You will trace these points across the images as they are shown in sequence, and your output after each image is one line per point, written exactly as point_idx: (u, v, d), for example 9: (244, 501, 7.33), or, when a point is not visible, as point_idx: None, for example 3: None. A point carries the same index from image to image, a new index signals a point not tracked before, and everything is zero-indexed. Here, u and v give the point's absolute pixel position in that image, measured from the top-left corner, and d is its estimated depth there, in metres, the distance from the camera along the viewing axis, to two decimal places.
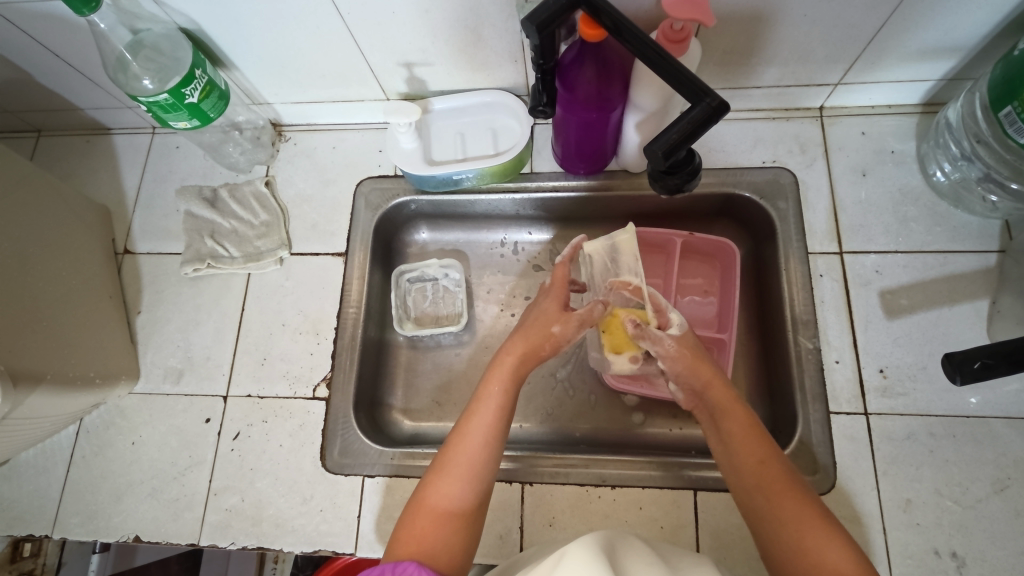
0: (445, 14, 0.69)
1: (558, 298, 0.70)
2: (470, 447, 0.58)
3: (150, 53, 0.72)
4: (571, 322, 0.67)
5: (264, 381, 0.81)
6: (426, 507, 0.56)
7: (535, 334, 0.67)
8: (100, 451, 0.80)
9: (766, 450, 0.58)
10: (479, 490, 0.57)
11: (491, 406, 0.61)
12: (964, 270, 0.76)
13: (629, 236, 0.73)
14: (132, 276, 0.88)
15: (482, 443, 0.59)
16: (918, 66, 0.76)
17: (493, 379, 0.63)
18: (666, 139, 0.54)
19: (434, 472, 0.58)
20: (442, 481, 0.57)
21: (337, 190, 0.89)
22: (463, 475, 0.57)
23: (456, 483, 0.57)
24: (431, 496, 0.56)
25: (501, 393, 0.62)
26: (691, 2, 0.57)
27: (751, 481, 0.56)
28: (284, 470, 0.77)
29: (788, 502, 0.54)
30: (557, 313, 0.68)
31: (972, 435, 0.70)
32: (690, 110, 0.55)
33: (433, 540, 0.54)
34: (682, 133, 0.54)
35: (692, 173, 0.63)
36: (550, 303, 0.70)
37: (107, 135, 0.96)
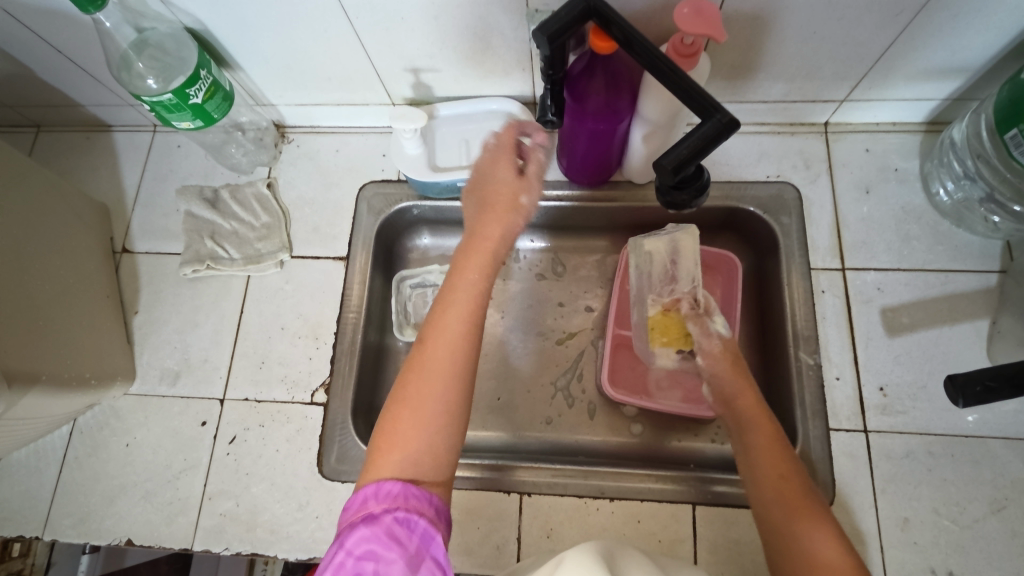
0: (454, 21, 0.69)
1: (508, 167, 0.69)
2: (448, 338, 0.55)
3: (154, 52, 0.72)
4: (529, 185, 0.68)
5: (262, 386, 0.80)
6: (405, 409, 0.53)
7: (499, 208, 0.66)
8: (93, 452, 0.79)
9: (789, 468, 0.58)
10: (459, 387, 0.54)
11: (466, 295, 0.58)
12: (965, 289, 0.76)
13: (692, 240, 0.77)
14: (130, 275, 0.87)
15: (458, 337, 0.56)
16: (925, 85, 0.76)
17: (467, 267, 0.61)
18: (677, 152, 0.53)
19: (410, 371, 0.55)
20: (418, 382, 0.54)
21: (339, 194, 0.89)
22: (444, 377, 0.54)
23: (434, 384, 0.53)
24: (409, 396, 0.53)
25: (478, 284, 0.59)
26: (702, 17, 0.56)
27: (772, 495, 0.56)
28: (280, 476, 0.76)
29: (792, 500, 0.55)
30: (516, 181, 0.68)
31: (971, 455, 0.70)
32: (702, 126, 0.54)
33: (411, 457, 0.51)
34: (693, 148, 0.53)
35: (700, 189, 0.60)
36: (503, 171, 0.69)
37: (108, 132, 0.95)
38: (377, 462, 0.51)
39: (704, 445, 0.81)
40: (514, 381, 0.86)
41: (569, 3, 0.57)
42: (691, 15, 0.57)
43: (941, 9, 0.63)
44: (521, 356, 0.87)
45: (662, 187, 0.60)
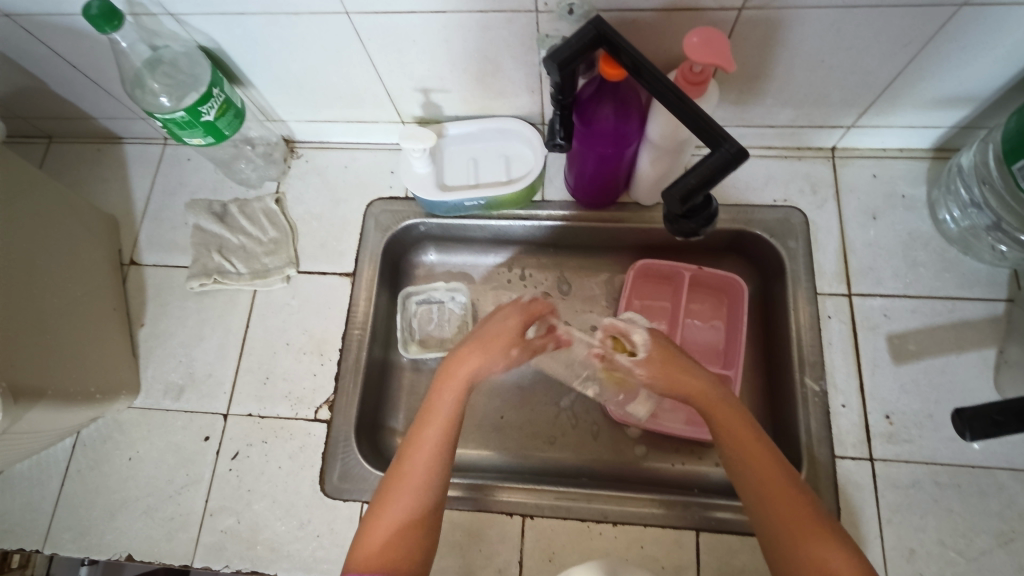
0: (464, 44, 0.69)
1: (521, 317, 0.67)
2: (425, 449, 0.58)
3: (168, 69, 0.72)
4: (526, 347, 0.67)
5: (265, 401, 0.80)
6: (383, 520, 0.55)
7: (490, 349, 0.64)
8: (95, 466, 0.79)
9: (774, 467, 0.56)
10: (432, 496, 0.56)
11: (444, 414, 0.60)
12: (972, 317, 0.76)
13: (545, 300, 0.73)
14: (137, 287, 0.88)
15: (435, 447, 0.58)
16: (932, 113, 0.76)
17: (444, 389, 0.61)
18: (685, 183, 0.54)
19: (390, 480, 0.57)
20: (394, 493, 0.56)
21: (347, 210, 0.89)
22: (423, 489, 0.56)
23: (408, 493, 0.56)
24: (386, 507, 0.56)
25: (456, 404, 0.60)
26: (710, 46, 0.57)
27: (769, 500, 0.54)
28: (282, 493, 0.76)
29: (803, 528, 0.52)
30: (516, 335, 0.66)
31: (978, 486, 0.69)
32: (709, 155, 0.54)
33: (395, 537, 0.54)
34: (701, 177, 0.53)
35: (708, 218, 0.61)
36: (511, 322, 0.67)
37: (119, 144, 0.96)
38: (357, 562, 0.53)
39: (709, 470, 0.80)
40: (517, 401, 0.85)
41: (579, 31, 0.57)
42: (699, 44, 0.57)
43: (950, 41, 0.64)
44: (525, 375, 0.86)
45: (670, 214, 0.60)
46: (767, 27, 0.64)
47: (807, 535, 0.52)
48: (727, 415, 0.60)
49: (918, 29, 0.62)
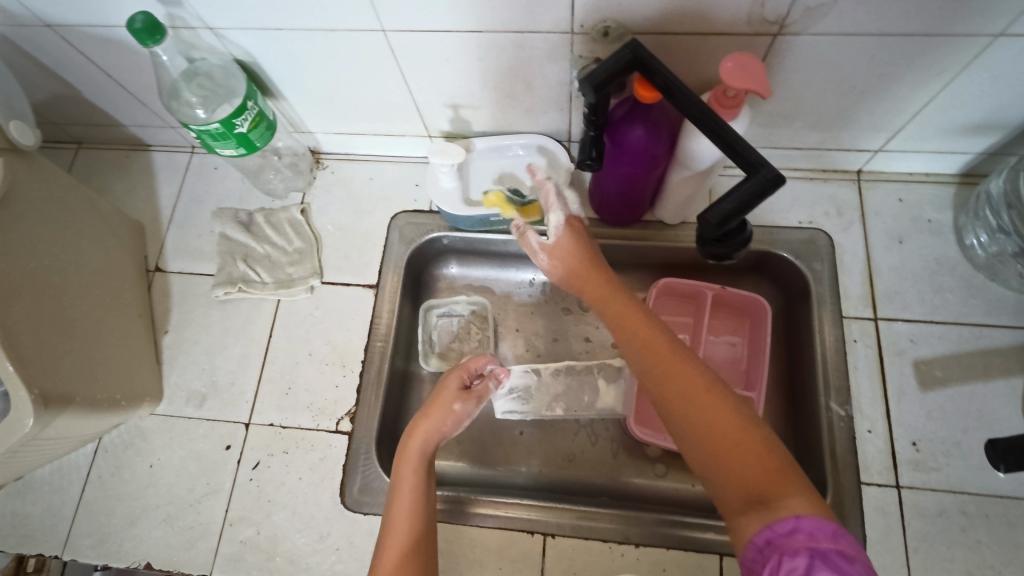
0: (497, 63, 0.70)
1: (459, 373, 0.71)
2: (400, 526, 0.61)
3: (203, 81, 0.73)
4: (471, 399, 0.70)
5: (287, 412, 0.80)
6: None
7: (434, 415, 0.68)
8: (117, 472, 0.79)
9: (709, 398, 0.50)
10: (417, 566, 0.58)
11: (408, 494, 0.63)
12: (1000, 345, 0.75)
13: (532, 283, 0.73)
14: (162, 294, 0.88)
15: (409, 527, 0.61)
16: (962, 140, 0.76)
17: (401, 468, 0.65)
18: (721, 209, 0.54)
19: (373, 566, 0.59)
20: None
21: (372, 222, 0.90)
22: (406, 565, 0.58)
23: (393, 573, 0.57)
24: None
25: (416, 480, 0.64)
26: (747, 72, 0.57)
27: (704, 434, 0.49)
28: (302, 505, 0.75)
29: (751, 460, 0.46)
30: (457, 393, 0.70)
31: (1006, 516, 0.68)
32: (745, 181, 0.54)
33: None
34: (737, 203, 0.54)
35: (741, 242, 0.61)
36: (451, 383, 0.71)
37: (147, 151, 0.97)
38: None
39: None
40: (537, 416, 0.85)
41: (616, 53, 0.58)
42: (735, 70, 0.58)
43: (984, 70, 0.64)
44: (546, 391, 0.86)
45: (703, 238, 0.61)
46: (801, 53, 0.64)
47: (744, 467, 0.46)
48: (668, 353, 0.55)
49: (953, 57, 0.62)
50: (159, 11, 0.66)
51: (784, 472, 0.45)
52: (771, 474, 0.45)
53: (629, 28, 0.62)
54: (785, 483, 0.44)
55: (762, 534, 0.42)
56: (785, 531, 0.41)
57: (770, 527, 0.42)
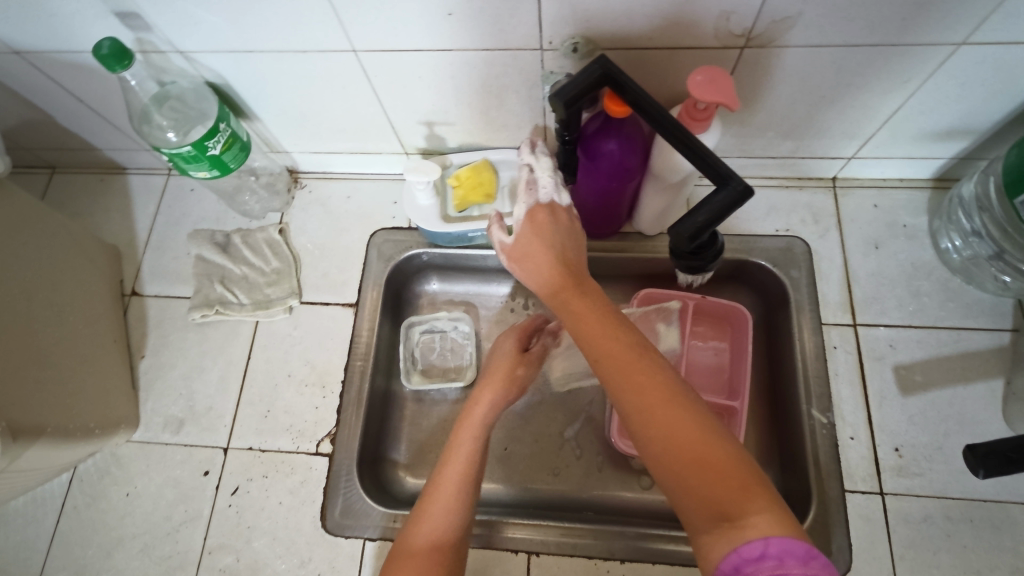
0: (469, 80, 0.70)
1: (515, 337, 0.78)
2: (450, 478, 0.61)
3: (175, 104, 0.73)
4: (531, 362, 0.75)
5: (266, 435, 0.79)
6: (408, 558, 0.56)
7: (498, 376, 0.72)
8: (92, 502, 0.78)
9: (674, 410, 0.48)
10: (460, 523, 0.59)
11: (466, 448, 0.64)
12: (978, 348, 0.76)
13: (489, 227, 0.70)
14: (138, 318, 0.87)
15: (459, 479, 0.61)
16: (932, 145, 0.77)
17: (464, 426, 0.66)
18: (692, 224, 0.54)
19: (415, 518, 0.59)
20: (420, 526, 0.58)
21: (350, 240, 0.89)
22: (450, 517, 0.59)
23: (435, 526, 0.58)
24: (414, 539, 0.57)
25: (477, 437, 0.65)
26: (714, 85, 0.57)
27: (671, 450, 0.46)
28: (282, 530, 0.74)
29: (717, 477, 0.44)
30: (517, 357, 0.75)
31: (990, 520, 0.68)
32: (717, 193, 0.54)
33: (426, 551, 0.56)
34: (709, 215, 0.53)
35: (715, 254, 0.62)
36: (509, 345, 0.77)
37: (123, 174, 0.96)
38: None
39: None
40: (521, 431, 0.84)
41: (586, 69, 0.58)
42: (703, 83, 0.58)
43: (948, 77, 0.65)
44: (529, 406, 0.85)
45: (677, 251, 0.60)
46: (768, 65, 0.64)
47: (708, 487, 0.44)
48: (632, 360, 0.52)
49: (918, 66, 0.63)
50: (127, 36, 0.66)
51: (750, 486, 0.43)
52: (735, 490, 0.43)
53: (597, 44, 0.62)
54: (753, 500, 0.42)
55: (729, 560, 0.40)
56: (751, 557, 0.40)
57: (735, 552, 0.40)
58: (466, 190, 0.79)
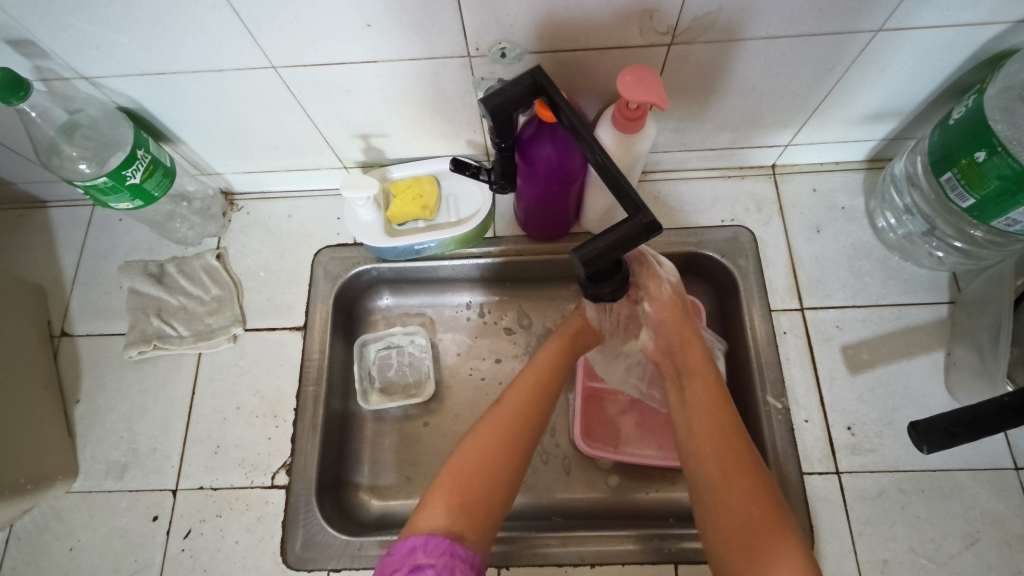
0: (400, 91, 0.68)
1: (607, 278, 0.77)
2: (514, 403, 0.66)
3: (87, 132, 0.68)
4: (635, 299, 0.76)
5: (217, 472, 0.76)
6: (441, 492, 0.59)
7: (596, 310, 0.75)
8: (33, 561, 0.73)
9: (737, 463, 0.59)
10: (522, 445, 0.64)
11: (541, 367, 0.70)
12: (919, 322, 0.78)
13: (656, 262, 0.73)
14: (70, 361, 0.82)
15: (531, 400, 0.67)
16: (861, 129, 0.79)
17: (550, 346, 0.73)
18: (594, 248, 0.50)
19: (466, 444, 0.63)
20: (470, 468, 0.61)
21: (294, 260, 0.86)
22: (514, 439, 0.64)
23: (496, 446, 0.62)
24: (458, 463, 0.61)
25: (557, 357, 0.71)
26: (642, 85, 0.57)
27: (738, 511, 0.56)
28: (241, 570, 0.71)
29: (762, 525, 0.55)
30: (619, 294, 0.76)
31: (940, 489, 0.71)
32: (621, 223, 0.51)
33: (476, 474, 0.60)
34: (609, 244, 0.50)
35: (622, 280, 0.59)
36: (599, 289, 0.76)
37: (43, 208, 0.90)
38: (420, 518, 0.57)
39: (684, 497, 0.78)
40: None
41: (517, 78, 0.57)
42: (633, 84, 0.57)
43: (870, 63, 0.66)
44: None
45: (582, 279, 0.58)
46: (697, 60, 0.65)
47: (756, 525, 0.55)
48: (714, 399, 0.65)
49: (839, 55, 0.64)
50: (23, 65, 0.62)
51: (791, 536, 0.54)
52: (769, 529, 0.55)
53: (525, 48, 0.61)
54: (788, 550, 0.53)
55: None
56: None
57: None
58: (405, 201, 0.78)
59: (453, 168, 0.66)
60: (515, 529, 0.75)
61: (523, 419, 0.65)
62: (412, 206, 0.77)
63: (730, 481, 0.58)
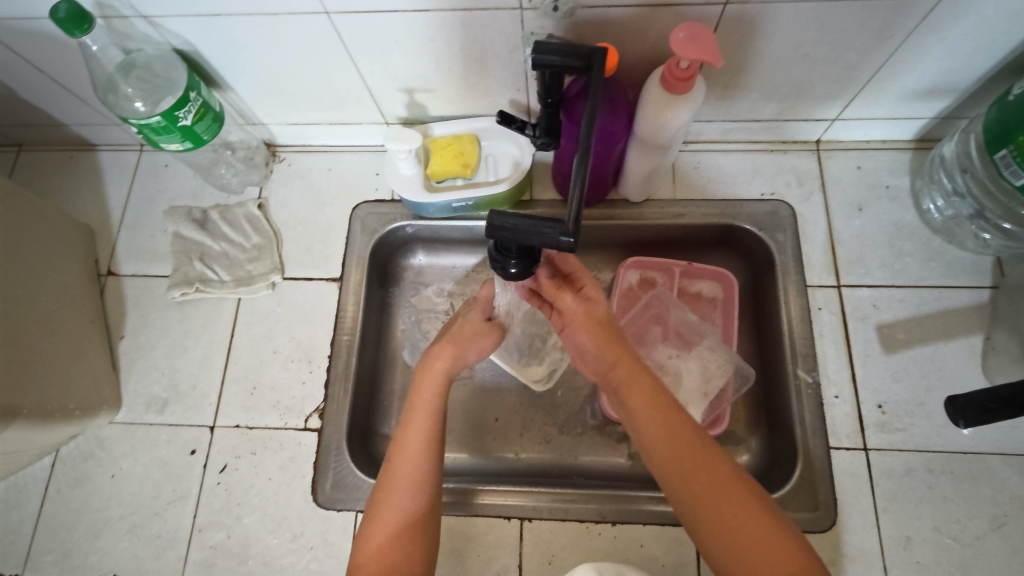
0: (448, 42, 0.68)
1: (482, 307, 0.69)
2: (406, 454, 0.57)
3: (142, 73, 0.70)
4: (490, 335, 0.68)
5: (253, 412, 0.78)
6: (380, 530, 0.55)
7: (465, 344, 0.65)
8: (77, 485, 0.76)
9: (717, 470, 0.53)
10: (426, 496, 0.57)
11: (422, 412, 0.60)
12: (959, 305, 0.77)
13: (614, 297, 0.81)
14: (116, 298, 0.85)
15: (421, 447, 0.58)
16: (913, 105, 0.77)
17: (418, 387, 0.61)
18: (579, 209, 0.49)
19: (380, 488, 0.57)
20: (387, 505, 0.56)
21: (332, 214, 0.87)
22: (414, 483, 0.57)
23: (402, 495, 0.56)
24: (384, 512, 0.56)
25: (433, 400, 0.60)
26: (698, 43, 0.56)
27: (733, 526, 0.50)
28: (273, 506, 0.74)
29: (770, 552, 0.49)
30: (479, 323, 0.67)
31: (970, 472, 0.70)
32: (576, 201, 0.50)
33: (401, 524, 0.55)
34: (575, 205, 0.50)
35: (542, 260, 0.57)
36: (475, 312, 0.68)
37: (93, 151, 0.93)
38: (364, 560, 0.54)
39: None
40: (508, 403, 0.84)
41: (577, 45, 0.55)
42: (687, 41, 0.56)
43: (930, 33, 0.64)
44: (520, 385, 0.84)
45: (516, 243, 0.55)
46: (752, 22, 0.63)
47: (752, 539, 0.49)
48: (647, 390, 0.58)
49: (900, 21, 0.63)
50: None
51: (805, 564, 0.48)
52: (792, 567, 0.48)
53: (578, 2, 0.60)
54: None
55: None
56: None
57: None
58: (446, 160, 0.78)
59: (500, 122, 0.63)
60: (526, 483, 0.76)
61: (417, 471, 0.57)
62: (453, 163, 0.78)
63: (705, 486, 0.52)
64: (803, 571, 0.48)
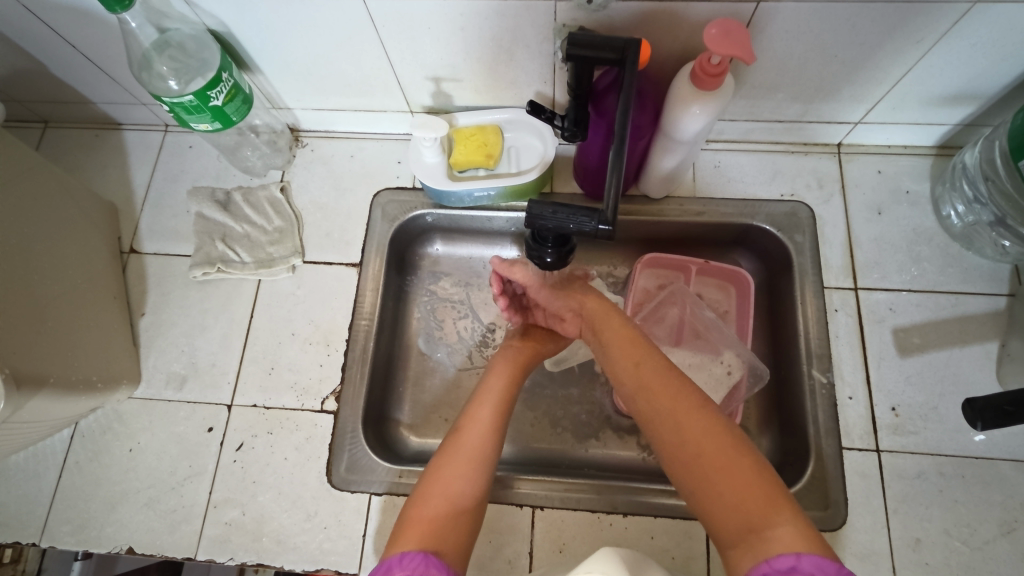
0: (479, 32, 0.69)
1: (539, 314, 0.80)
2: (474, 433, 0.63)
3: (175, 52, 0.71)
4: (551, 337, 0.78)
5: (271, 392, 0.79)
6: (431, 501, 0.57)
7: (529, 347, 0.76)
8: (95, 457, 0.77)
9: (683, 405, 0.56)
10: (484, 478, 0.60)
11: (496, 396, 0.67)
12: (975, 312, 0.77)
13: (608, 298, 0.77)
14: (138, 276, 0.86)
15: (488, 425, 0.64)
16: (937, 110, 0.77)
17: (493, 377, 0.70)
18: (615, 202, 0.57)
19: (440, 459, 0.61)
20: (448, 476, 0.59)
21: (353, 200, 0.88)
22: (476, 457, 0.60)
23: (466, 470, 0.59)
24: (443, 485, 0.58)
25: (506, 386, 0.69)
26: (730, 38, 0.56)
27: (695, 456, 0.53)
28: (288, 485, 0.75)
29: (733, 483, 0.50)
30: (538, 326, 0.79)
31: (981, 477, 0.70)
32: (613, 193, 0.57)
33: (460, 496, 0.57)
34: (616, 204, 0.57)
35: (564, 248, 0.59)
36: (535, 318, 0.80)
37: (118, 130, 0.94)
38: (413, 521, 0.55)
39: None
40: (521, 393, 0.84)
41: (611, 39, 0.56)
42: (719, 37, 0.57)
43: (960, 38, 0.65)
44: (533, 375, 0.85)
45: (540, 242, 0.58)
46: (783, 21, 0.64)
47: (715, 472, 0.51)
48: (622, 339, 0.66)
49: (930, 25, 0.63)
50: None
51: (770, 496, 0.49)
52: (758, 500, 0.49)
53: None
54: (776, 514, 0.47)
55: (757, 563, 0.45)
56: (783, 569, 0.43)
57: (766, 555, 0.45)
58: (470, 149, 0.79)
59: (530, 111, 0.65)
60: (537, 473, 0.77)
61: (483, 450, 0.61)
62: (476, 153, 0.79)
63: (671, 420, 0.56)
64: (766, 498, 0.48)
